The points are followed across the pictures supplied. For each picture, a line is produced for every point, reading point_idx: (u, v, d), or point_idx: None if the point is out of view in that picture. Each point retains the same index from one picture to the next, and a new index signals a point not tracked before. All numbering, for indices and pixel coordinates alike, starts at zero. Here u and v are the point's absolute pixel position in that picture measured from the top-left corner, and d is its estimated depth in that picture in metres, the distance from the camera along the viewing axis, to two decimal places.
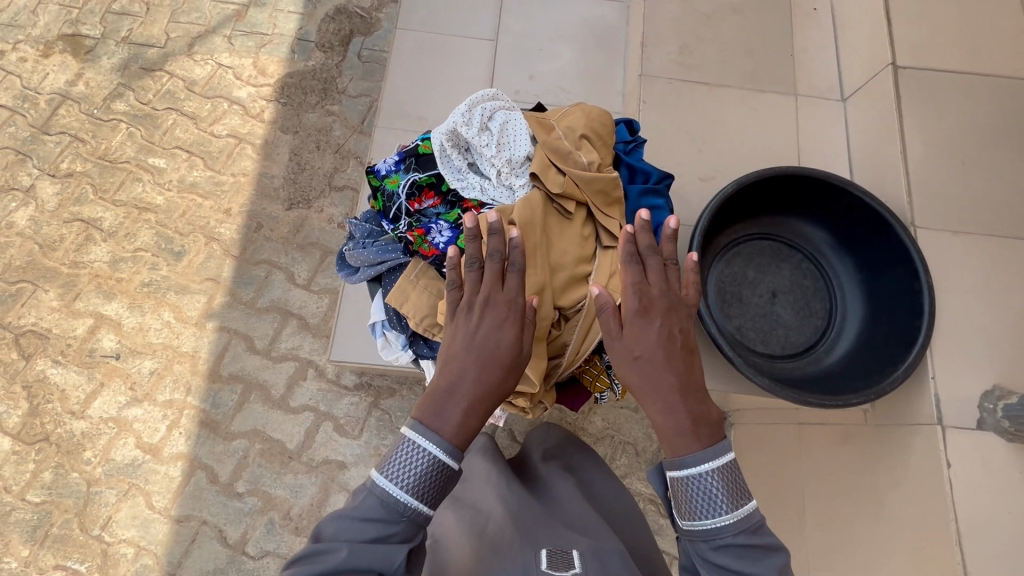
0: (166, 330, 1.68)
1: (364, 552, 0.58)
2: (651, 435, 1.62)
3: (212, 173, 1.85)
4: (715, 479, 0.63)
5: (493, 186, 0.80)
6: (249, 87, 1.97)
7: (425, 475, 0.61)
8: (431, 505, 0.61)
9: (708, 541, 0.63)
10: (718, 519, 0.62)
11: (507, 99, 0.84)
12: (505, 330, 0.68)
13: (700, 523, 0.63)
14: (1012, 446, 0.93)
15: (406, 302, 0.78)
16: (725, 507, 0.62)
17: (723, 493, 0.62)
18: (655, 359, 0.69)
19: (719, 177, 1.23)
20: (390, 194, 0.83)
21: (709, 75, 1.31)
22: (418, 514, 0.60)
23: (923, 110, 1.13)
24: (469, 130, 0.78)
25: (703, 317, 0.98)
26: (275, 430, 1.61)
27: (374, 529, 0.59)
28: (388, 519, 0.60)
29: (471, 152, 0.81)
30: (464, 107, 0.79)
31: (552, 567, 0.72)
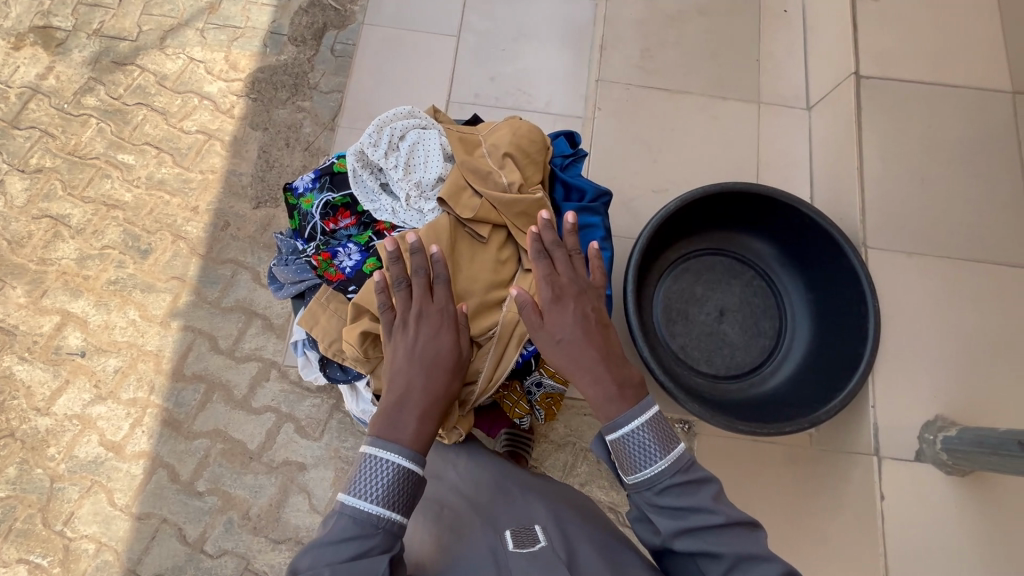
0: (131, 328, 1.69)
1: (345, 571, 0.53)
2: None
3: (181, 170, 1.84)
4: (646, 432, 0.64)
5: (403, 208, 0.79)
6: (220, 82, 1.94)
7: (393, 482, 0.59)
8: (404, 510, 0.59)
9: (650, 488, 0.64)
10: (654, 466, 0.63)
11: (423, 117, 0.83)
12: (443, 335, 0.69)
13: (640, 473, 0.64)
14: (950, 479, 0.90)
15: (316, 325, 0.77)
16: (658, 454, 0.63)
17: (654, 441, 0.64)
18: (573, 338, 0.71)
19: (673, 189, 1.20)
20: (306, 213, 0.81)
21: (669, 80, 1.26)
22: (391, 522, 0.57)
23: (885, 122, 1.08)
24: (375, 152, 0.78)
25: (635, 339, 0.95)
26: (237, 430, 1.61)
27: (351, 548, 0.56)
28: (363, 534, 0.57)
29: (384, 173, 0.81)
30: (373, 128, 0.79)
31: (520, 549, 0.65)
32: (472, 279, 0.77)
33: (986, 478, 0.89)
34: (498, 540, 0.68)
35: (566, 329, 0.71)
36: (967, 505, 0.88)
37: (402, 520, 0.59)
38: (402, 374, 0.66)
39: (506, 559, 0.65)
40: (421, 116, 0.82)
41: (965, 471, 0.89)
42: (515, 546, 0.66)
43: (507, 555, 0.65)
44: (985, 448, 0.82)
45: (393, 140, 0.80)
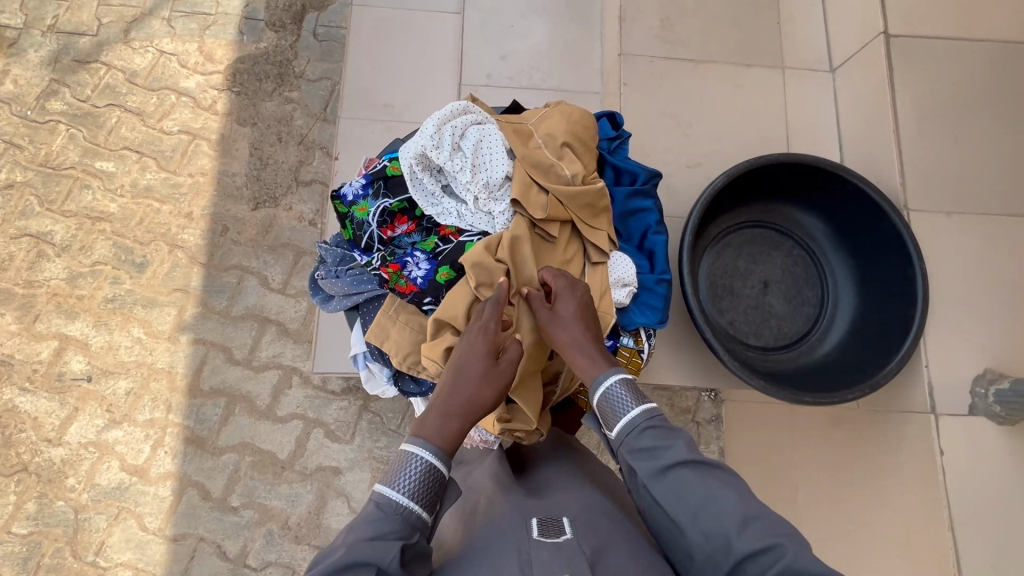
0: (138, 347, 1.60)
1: (357, 548, 0.51)
2: None
3: (168, 175, 1.73)
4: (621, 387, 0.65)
5: (470, 211, 0.75)
6: (197, 76, 1.81)
7: (419, 481, 0.57)
8: (427, 506, 0.56)
9: (626, 437, 0.63)
10: (625, 413, 0.63)
11: (480, 112, 0.78)
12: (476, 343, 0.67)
13: (618, 426, 0.64)
14: (1002, 429, 0.93)
15: (387, 340, 0.74)
16: (628, 403, 0.63)
17: (629, 395, 0.64)
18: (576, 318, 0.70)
19: (707, 162, 1.18)
20: (360, 222, 0.77)
21: (692, 49, 1.23)
22: (411, 510, 0.55)
23: (917, 81, 1.08)
24: (440, 154, 0.72)
25: (697, 320, 0.94)
26: (265, 441, 1.57)
27: (372, 529, 0.53)
28: (383, 519, 0.54)
29: (444, 174, 0.76)
30: (433, 126, 0.73)
31: (545, 538, 0.60)
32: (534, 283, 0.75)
33: None
34: (523, 528, 0.62)
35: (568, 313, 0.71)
36: (1019, 452, 0.92)
37: (424, 514, 0.56)
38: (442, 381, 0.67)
39: (529, 547, 0.59)
40: (480, 112, 0.77)
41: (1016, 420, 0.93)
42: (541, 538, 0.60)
43: (530, 542, 0.59)
44: None
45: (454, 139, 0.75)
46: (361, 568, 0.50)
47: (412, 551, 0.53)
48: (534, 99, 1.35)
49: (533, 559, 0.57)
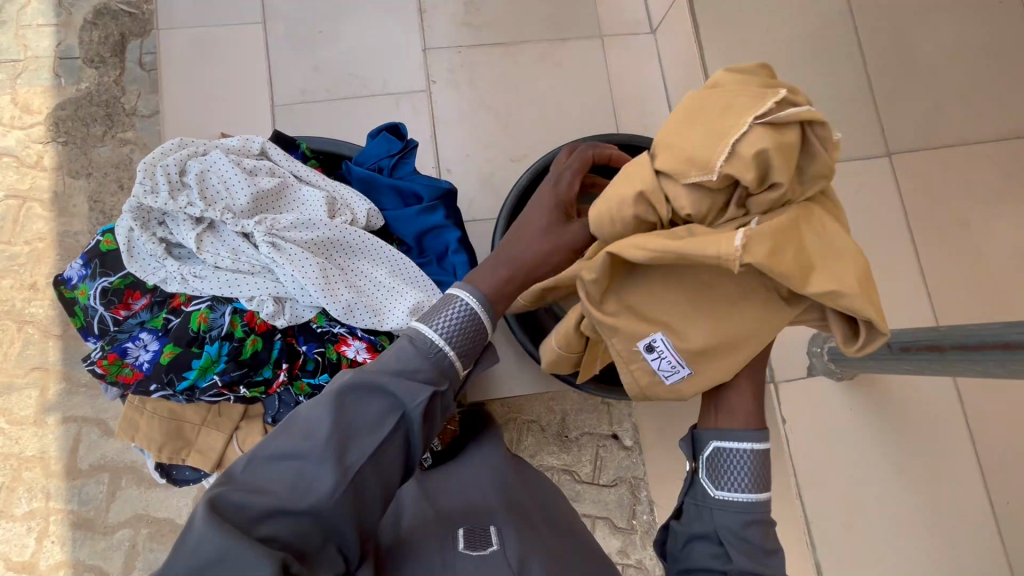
0: (1, 438, 1.49)
1: (391, 381, 0.53)
2: (553, 406, 1.29)
3: (2, 246, 1.59)
4: (750, 459, 0.60)
5: (202, 259, 0.68)
6: (15, 131, 1.65)
7: (460, 324, 0.58)
8: (458, 353, 0.58)
9: (740, 515, 0.59)
10: (745, 495, 0.59)
11: (203, 144, 0.72)
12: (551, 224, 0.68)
13: (727, 492, 0.60)
14: (840, 384, 0.92)
15: (138, 433, 0.68)
16: (744, 481, 0.60)
17: (749, 473, 0.60)
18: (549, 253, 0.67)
19: (534, 152, 1.11)
20: (86, 307, 0.68)
21: (504, 31, 1.15)
22: (444, 354, 0.56)
23: (724, 35, 1.03)
24: (156, 197, 0.66)
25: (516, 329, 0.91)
26: (161, 508, 1.49)
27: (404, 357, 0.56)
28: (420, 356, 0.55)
29: (168, 224, 0.68)
30: (142, 171, 0.67)
31: (471, 551, 0.64)
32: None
33: (870, 376, 0.92)
34: (450, 539, 0.66)
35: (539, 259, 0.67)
36: (860, 405, 0.92)
37: (457, 366, 0.57)
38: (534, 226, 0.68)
39: (455, 560, 0.62)
40: (203, 141, 0.71)
41: (851, 375, 0.91)
42: (470, 553, 0.63)
43: (456, 555, 0.63)
44: (862, 355, 0.84)
45: (173, 179, 0.68)
46: (389, 403, 0.52)
47: (437, 402, 0.55)
48: (356, 107, 1.24)
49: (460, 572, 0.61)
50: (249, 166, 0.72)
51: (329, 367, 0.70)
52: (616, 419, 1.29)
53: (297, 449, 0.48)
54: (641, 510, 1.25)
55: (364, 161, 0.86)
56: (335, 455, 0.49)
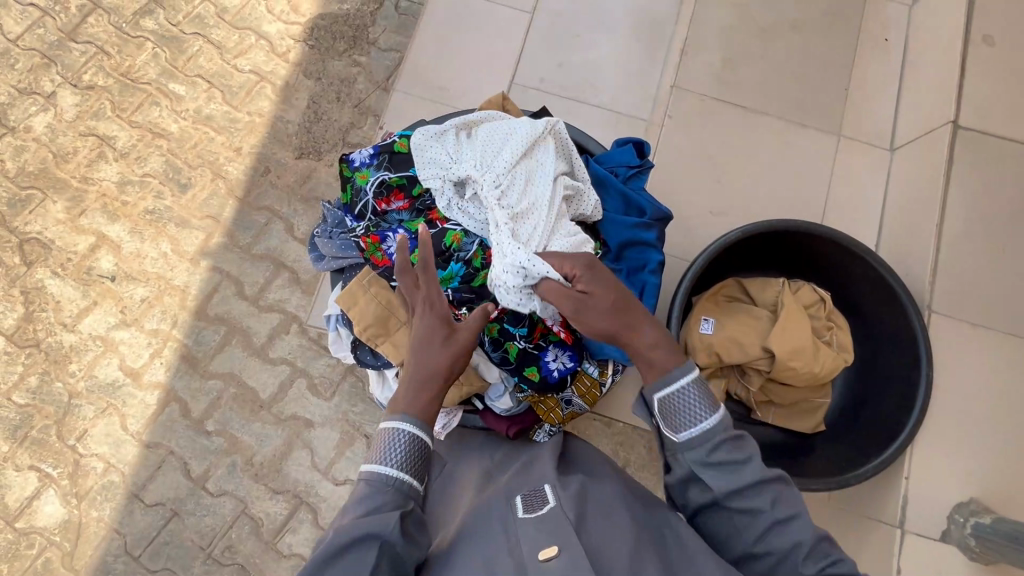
0: (162, 261, 1.70)
1: (359, 524, 0.58)
2: (617, 453, 1.23)
3: (229, 109, 1.82)
4: (692, 393, 0.67)
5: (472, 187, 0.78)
6: (279, 23, 1.89)
7: (405, 454, 0.64)
8: (414, 473, 0.63)
9: (701, 453, 0.66)
10: (701, 423, 0.66)
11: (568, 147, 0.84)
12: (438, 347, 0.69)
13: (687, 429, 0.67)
14: (971, 565, 0.87)
15: (353, 307, 0.77)
16: (701, 411, 0.66)
17: (699, 400, 0.67)
18: (448, 370, 0.69)
19: (732, 213, 1.17)
20: (359, 189, 0.80)
21: (750, 98, 1.24)
22: (402, 481, 0.62)
23: (977, 181, 1.01)
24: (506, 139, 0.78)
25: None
26: (251, 377, 1.62)
27: (365, 505, 0.60)
28: (376, 495, 0.61)
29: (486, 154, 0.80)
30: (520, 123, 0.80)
31: (528, 515, 0.63)
32: (797, 375, 0.95)
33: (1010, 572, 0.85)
34: (507, 508, 0.65)
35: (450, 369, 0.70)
36: None
37: (415, 484, 0.63)
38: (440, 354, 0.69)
39: (517, 530, 0.62)
40: (564, 134, 0.81)
41: (990, 562, 0.85)
42: (526, 513, 0.64)
43: (516, 521, 0.63)
44: (1018, 545, 0.79)
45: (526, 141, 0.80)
46: (368, 540, 0.57)
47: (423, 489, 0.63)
48: (580, 111, 1.32)
49: (521, 539, 0.61)
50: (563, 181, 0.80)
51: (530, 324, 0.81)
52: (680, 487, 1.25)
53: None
54: None
55: (606, 163, 0.93)
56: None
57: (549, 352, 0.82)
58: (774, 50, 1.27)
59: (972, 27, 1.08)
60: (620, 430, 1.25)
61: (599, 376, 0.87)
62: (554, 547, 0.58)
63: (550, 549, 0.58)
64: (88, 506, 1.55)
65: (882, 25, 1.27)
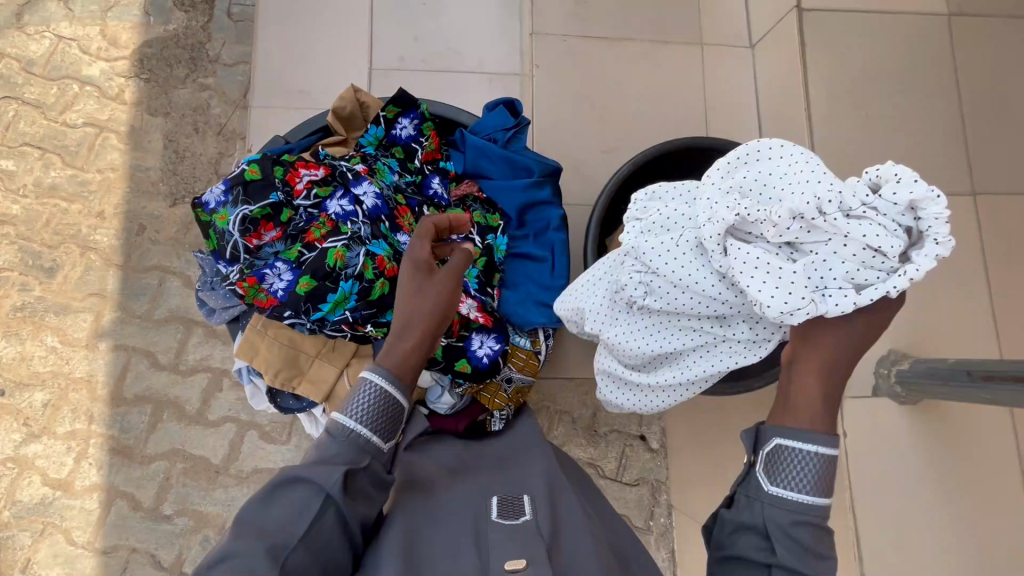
0: (53, 356, 1.53)
1: (301, 469, 0.54)
2: (587, 400, 1.26)
3: (75, 172, 1.62)
4: (818, 464, 0.54)
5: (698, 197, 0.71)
6: (101, 63, 1.68)
7: (371, 403, 0.57)
8: (377, 428, 0.57)
9: (793, 515, 0.54)
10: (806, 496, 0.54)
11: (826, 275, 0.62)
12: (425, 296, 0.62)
13: (787, 490, 0.55)
14: (903, 407, 0.95)
15: (257, 356, 0.73)
16: (812, 485, 0.54)
17: (818, 476, 0.54)
18: (429, 315, 0.61)
19: (623, 147, 1.17)
20: (222, 231, 0.73)
21: (611, 27, 1.22)
22: (359, 432, 0.55)
23: (831, 59, 1.06)
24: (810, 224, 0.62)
25: None
26: (197, 447, 1.51)
27: (319, 451, 0.56)
28: (332, 442, 0.56)
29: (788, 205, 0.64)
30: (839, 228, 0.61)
31: (503, 520, 0.62)
32: None
33: (936, 403, 0.95)
34: (482, 507, 0.64)
35: (436, 318, 0.61)
36: (921, 429, 0.95)
37: (376, 440, 0.57)
38: (426, 299, 0.62)
39: (487, 528, 0.61)
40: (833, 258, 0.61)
41: (916, 400, 0.95)
42: (502, 521, 0.62)
43: (489, 523, 0.62)
44: (935, 379, 0.87)
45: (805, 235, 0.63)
46: (309, 490, 0.53)
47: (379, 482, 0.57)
48: (450, 81, 1.26)
49: (491, 543, 0.59)
50: (834, 217, 0.60)
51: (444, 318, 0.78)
52: (645, 419, 1.28)
53: (230, 553, 0.49)
54: (659, 512, 1.24)
55: (480, 131, 0.89)
56: (270, 544, 0.50)
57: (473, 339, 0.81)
58: None
59: None
60: (581, 384, 1.28)
61: (532, 346, 0.88)
62: (521, 559, 0.57)
63: (517, 562, 0.57)
64: None
65: None
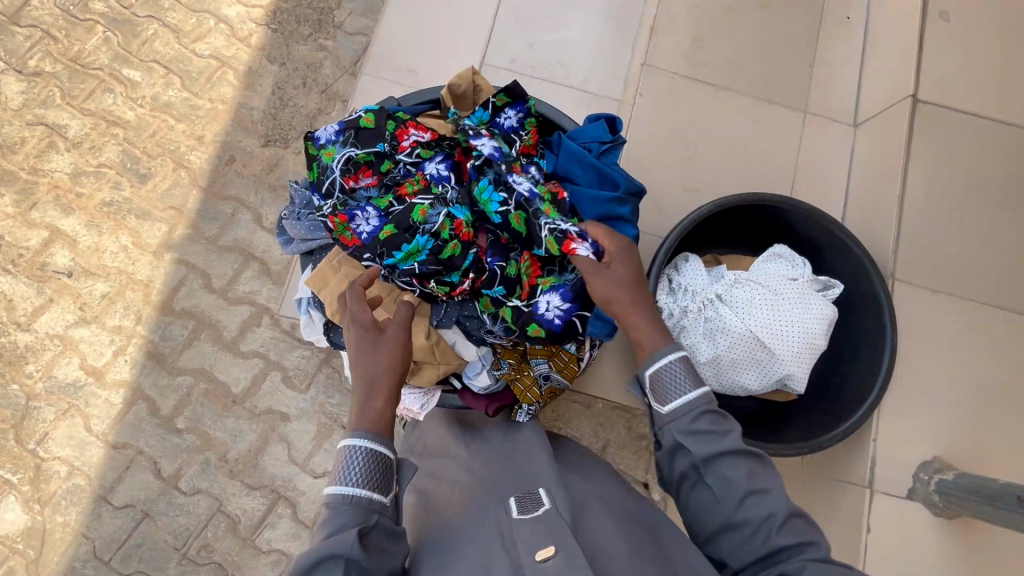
0: (122, 254, 1.63)
1: (321, 546, 0.56)
2: (599, 432, 1.24)
3: (189, 95, 1.75)
4: (679, 368, 0.71)
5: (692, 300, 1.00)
6: (239, 5, 1.82)
7: (361, 470, 0.63)
8: (375, 488, 0.62)
9: (685, 417, 0.69)
10: (684, 395, 0.69)
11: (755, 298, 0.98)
12: (381, 356, 0.70)
13: (673, 401, 0.70)
14: (936, 519, 0.91)
15: (325, 287, 0.80)
16: (685, 385, 0.70)
17: (685, 376, 0.71)
18: (388, 370, 0.70)
19: (704, 191, 1.19)
20: (325, 166, 0.81)
21: (720, 76, 1.25)
22: (360, 497, 0.61)
23: (935, 154, 1.05)
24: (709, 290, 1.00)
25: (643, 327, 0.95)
26: (223, 372, 1.57)
27: (330, 527, 0.59)
28: (335, 516, 0.60)
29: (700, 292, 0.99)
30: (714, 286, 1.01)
31: (524, 515, 0.62)
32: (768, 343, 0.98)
33: (974, 525, 0.89)
34: (502, 511, 0.65)
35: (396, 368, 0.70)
36: (951, 548, 0.90)
37: (377, 498, 0.62)
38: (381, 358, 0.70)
39: (511, 529, 0.61)
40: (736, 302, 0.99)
41: (953, 515, 0.89)
42: (521, 516, 0.62)
43: (512, 523, 0.62)
44: (979, 498, 0.82)
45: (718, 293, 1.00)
46: (331, 561, 0.55)
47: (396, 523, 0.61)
48: (553, 92, 1.31)
49: (516, 538, 0.59)
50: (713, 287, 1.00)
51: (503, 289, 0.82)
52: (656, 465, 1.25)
53: None
54: None
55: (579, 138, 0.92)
56: None
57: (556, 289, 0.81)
58: (742, 30, 1.29)
59: (928, 4, 1.11)
60: (601, 411, 1.26)
61: (577, 351, 0.90)
62: (550, 546, 0.56)
63: (546, 549, 0.56)
64: (53, 512, 1.49)
65: (844, 3, 1.30)
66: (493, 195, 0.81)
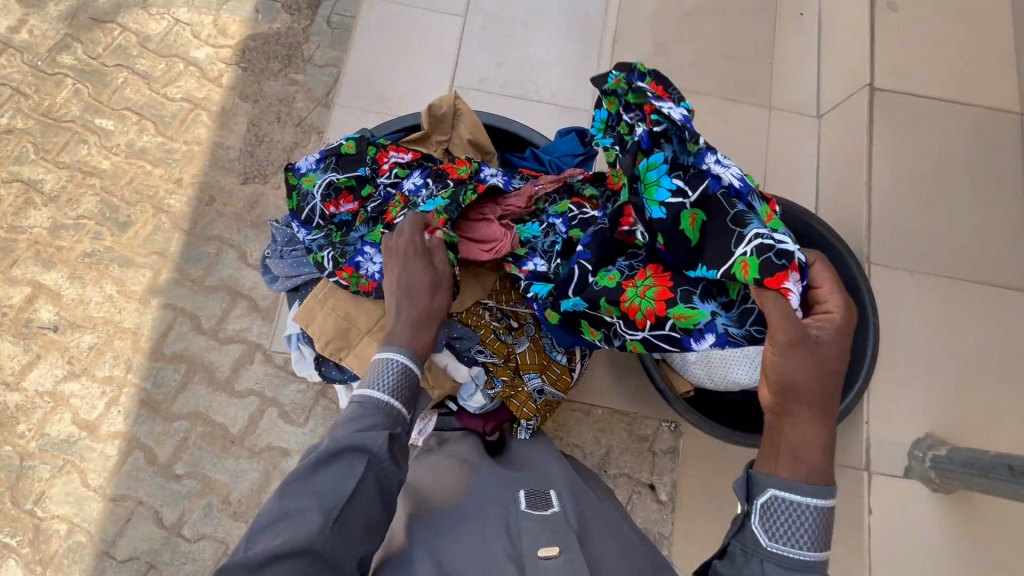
0: (108, 304, 1.62)
1: (349, 438, 0.60)
2: (600, 438, 1.25)
3: (164, 140, 1.76)
4: (811, 517, 0.59)
5: None
6: (207, 47, 1.83)
7: (398, 379, 0.66)
8: (405, 399, 0.66)
9: (788, 569, 0.59)
10: (803, 551, 0.59)
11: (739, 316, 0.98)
12: (433, 288, 0.73)
13: (787, 547, 0.59)
14: (935, 495, 0.92)
15: (313, 322, 0.80)
16: (809, 541, 0.59)
17: (812, 531, 0.59)
18: (430, 306, 0.72)
19: None
20: (306, 194, 0.83)
21: (684, 80, 1.29)
22: (393, 404, 0.64)
23: (897, 138, 1.08)
24: None
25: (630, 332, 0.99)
26: (218, 413, 1.56)
27: (359, 421, 0.62)
28: (369, 413, 0.63)
29: None
30: None
31: (533, 510, 0.67)
32: None
33: (971, 498, 0.91)
34: (512, 500, 0.69)
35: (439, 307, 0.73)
36: (952, 522, 0.91)
37: (405, 410, 0.66)
38: (431, 290, 0.73)
39: (518, 521, 0.65)
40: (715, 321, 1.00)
41: (951, 489, 0.91)
42: (532, 511, 0.67)
43: (519, 516, 0.66)
44: (973, 470, 0.84)
45: None
46: (355, 453, 0.59)
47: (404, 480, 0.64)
48: (525, 108, 1.34)
49: (523, 533, 0.63)
50: None
51: (601, 302, 0.80)
52: (658, 466, 1.25)
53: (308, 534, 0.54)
54: None
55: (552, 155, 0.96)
56: (322, 511, 0.56)
57: (708, 331, 0.76)
58: (702, 34, 1.32)
59: None
60: (601, 417, 1.26)
61: (567, 363, 0.93)
62: (556, 548, 0.61)
63: (551, 549, 0.61)
64: (55, 572, 1.46)
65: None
66: (665, 177, 0.76)
